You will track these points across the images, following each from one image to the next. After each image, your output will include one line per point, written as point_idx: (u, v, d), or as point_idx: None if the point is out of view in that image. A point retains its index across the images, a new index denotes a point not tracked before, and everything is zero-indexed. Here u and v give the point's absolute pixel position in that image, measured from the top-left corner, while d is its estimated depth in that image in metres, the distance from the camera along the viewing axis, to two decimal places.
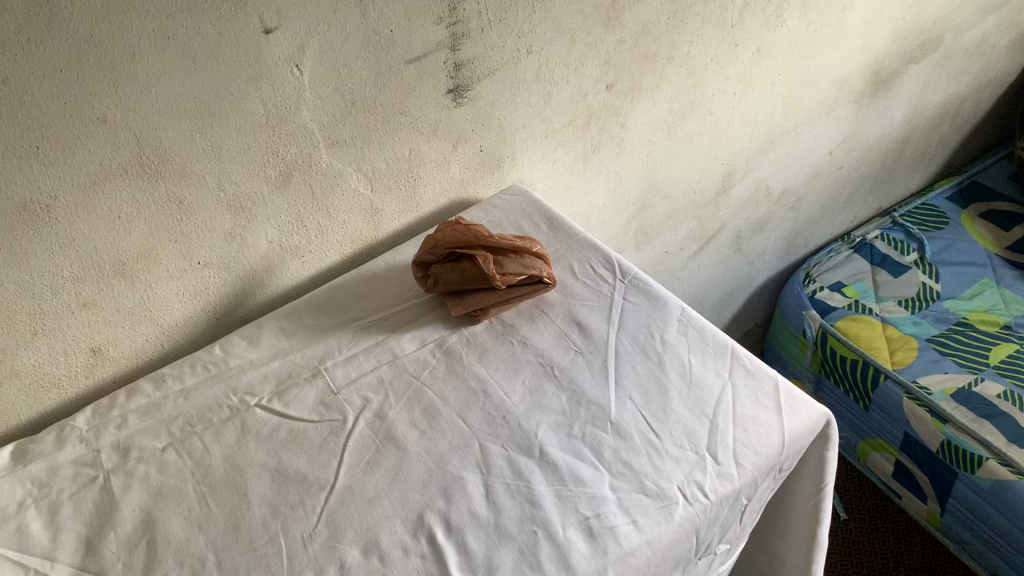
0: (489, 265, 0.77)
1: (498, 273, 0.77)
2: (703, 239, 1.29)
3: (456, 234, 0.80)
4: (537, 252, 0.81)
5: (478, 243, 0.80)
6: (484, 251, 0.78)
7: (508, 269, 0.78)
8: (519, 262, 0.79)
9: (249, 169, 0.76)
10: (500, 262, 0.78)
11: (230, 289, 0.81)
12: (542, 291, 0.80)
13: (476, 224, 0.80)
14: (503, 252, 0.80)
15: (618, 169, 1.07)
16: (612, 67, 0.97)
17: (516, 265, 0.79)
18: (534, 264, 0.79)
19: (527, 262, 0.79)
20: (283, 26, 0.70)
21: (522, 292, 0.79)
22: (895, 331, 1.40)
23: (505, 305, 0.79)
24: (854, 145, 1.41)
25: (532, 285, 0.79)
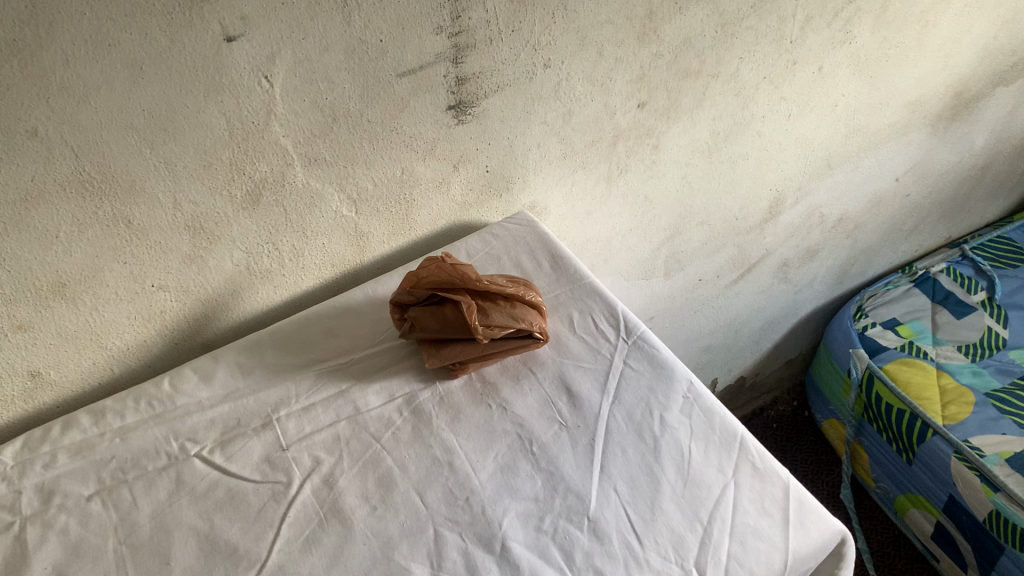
0: (472, 314, 0.68)
1: (481, 323, 0.68)
2: (744, 267, 1.17)
3: (441, 274, 0.71)
4: (531, 300, 0.71)
5: (464, 286, 0.70)
6: (467, 297, 0.68)
7: (494, 319, 0.69)
8: (507, 311, 0.69)
9: (210, 189, 0.67)
10: (486, 311, 0.69)
11: (190, 314, 0.74)
12: (533, 345, 0.70)
13: (464, 264, 0.71)
14: (492, 298, 0.70)
15: (647, 194, 0.96)
16: (646, 84, 0.85)
17: (504, 315, 0.69)
18: (526, 314, 0.70)
19: (517, 312, 0.69)
20: (248, 33, 0.61)
21: (509, 345, 0.69)
22: (950, 381, 1.27)
23: (489, 359, 0.70)
24: (924, 172, 1.27)
25: (521, 338, 0.69)
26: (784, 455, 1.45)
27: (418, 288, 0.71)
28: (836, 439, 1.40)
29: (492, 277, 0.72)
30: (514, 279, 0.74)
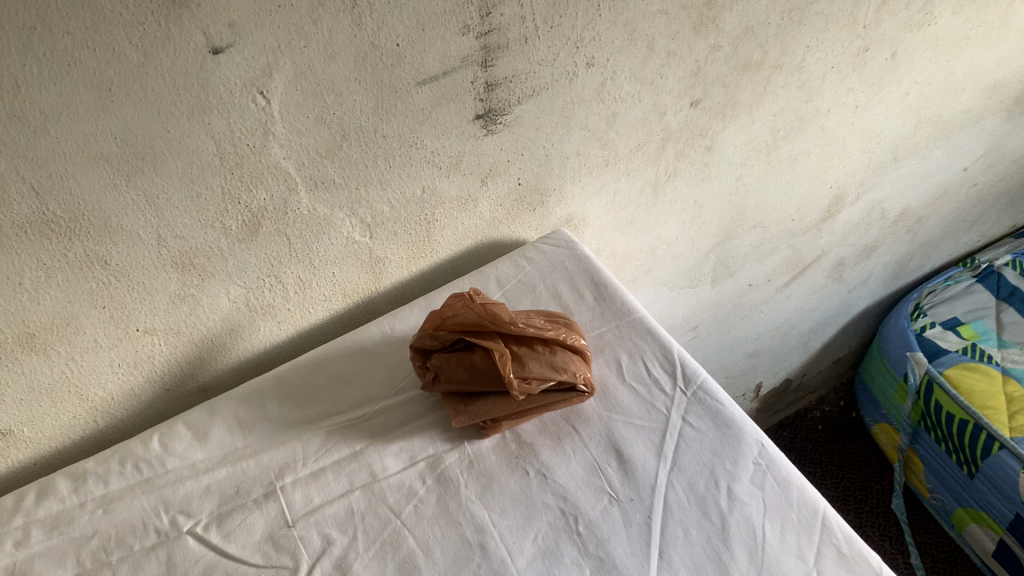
0: (506, 365, 0.58)
1: (517, 375, 0.58)
2: (797, 269, 1.07)
3: (469, 315, 0.61)
4: (573, 344, 0.61)
5: (496, 330, 0.61)
6: (500, 345, 0.59)
7: (532, 370, 0.59)
8: (546, 360, 0.60)
9: (199, 221, 0.58)
10: (522, 360, 0.59)
11: (182, 358, 0.65)
12: (577, 398, 0.60)
13: (496, 303, 0.61)
14: (529, 343, 0.61)
15: (698, 198, 0.86)
16: (700, 79, 0.74)
17: (543, 364, 0.59)
18: (568, 362, 0.60)
19: (558, 360, 0.60)
20: (238, 43, 0.51)
21: (549, 399, 0.60)
22: (1016, 387, 1.16)
23: (526, 415, 0.60)
24: (995, 160, 1.16)
25: (564, 391, 0.60)
26: (830, 461, 1.36)
27: (443, 331, 0.62)
28: (888, 445, 1.30)
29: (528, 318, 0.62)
30: (553, 316, 0.64)
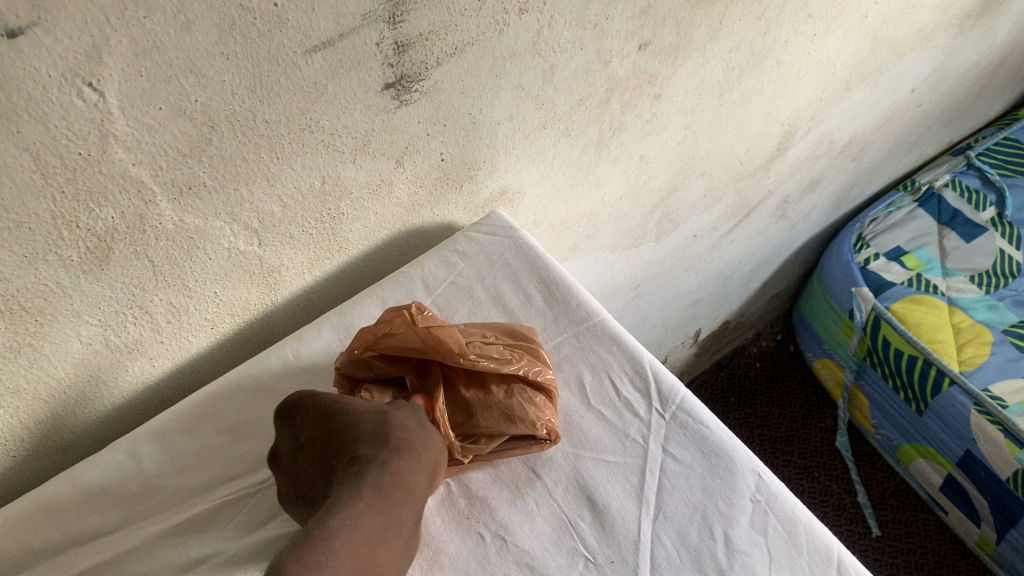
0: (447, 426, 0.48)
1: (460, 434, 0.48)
2: (742, 214, 0.98)
3: (408, 340, 0.50)
4: (533, 380, 0.50)
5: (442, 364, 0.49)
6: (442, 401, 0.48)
7: (480, 426, 0.49)
8: (500, 408, 0.49)
9: (24, 256, 0.43)
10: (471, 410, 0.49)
11: (29, 419, 0.51)
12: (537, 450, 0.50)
13: (441, 329, 0.49)
14: (481, 381, 0.49)
15: (644, 152, 0.74)
16: (651, 17, 0.61)
17: (496, 415, 0.49)
18: (527, 409, 0.49)
19: (512, 410, 0.49)
20: (45, 19, 0.35)
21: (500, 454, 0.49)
22: (963, 318, 1.12)
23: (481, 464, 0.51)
24: (941, 78, 1.07)
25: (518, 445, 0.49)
26: (770, 401, 1.30)
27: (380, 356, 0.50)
28: (831, 380, 1.26)
29: (483, 347, 0.50)
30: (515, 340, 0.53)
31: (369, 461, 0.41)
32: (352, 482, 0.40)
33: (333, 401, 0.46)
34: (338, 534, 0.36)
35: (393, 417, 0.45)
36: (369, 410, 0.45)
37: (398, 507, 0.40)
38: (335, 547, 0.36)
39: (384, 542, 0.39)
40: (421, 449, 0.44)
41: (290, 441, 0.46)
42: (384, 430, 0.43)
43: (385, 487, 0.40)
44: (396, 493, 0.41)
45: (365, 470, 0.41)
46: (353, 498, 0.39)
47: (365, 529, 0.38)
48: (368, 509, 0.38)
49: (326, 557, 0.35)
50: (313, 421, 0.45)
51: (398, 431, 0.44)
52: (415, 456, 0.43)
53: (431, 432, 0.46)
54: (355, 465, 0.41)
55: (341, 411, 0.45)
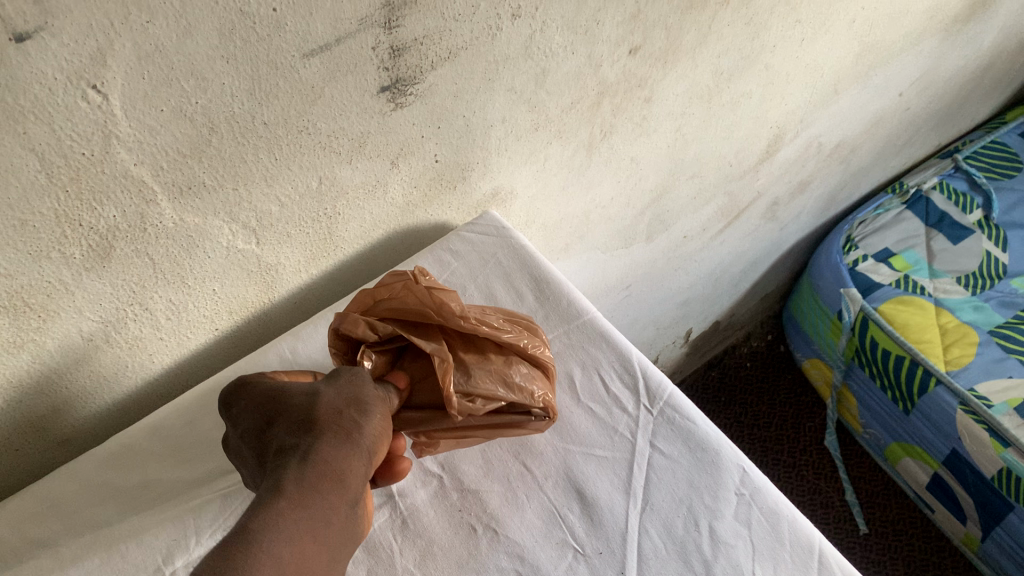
0: (447, 375, 0.46)
1: (459, 389, 0.47)
2: (731, 215, 0.99)
3: (410, 302, 0.50)
4: (529, 352, 0.50)
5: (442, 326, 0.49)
6: (444, 350, 0.47)
7: (478, 385, 0.47)
8: (496, 373, 0.48)
9: (28, 253, 0.44)
10: (466, 370, 0.48)
11: (31, 415, 0.52)
12: (534, 425, 0.49)
13: (444, 293, 0.50)
14: (480, 349, 0.49)
15: (634, 154, 0.75)
16: (641, 22, 0.62)
17: (494, 380, 0.48)
18: (527, 380, 0.49)
19: (512, 376, 0.48)
20: (51, 24, 0.36)
21: (496, 424, 0.49)
22: (950, 319, 1.14)
23: (465, 436, 0.49)
24: (929, 81, 1.09)
25: (516, 416, 0.49)
26: (760, 401, 1.32)
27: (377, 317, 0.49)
28: (820, 380, 1.27)
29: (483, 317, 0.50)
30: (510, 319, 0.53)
31: (293, 454, 0.39)
32: (274, 483, 0.38)
33: (273, 387, 0.44)
34: (259, 550, 0.34)
35: (322, 398, 0.41)
36: (301, 393, 0.42)
37: (329, 503, 0.38)
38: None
39: (311, 565, 0.36)
40: (355, 429, 0.40)
41: (236, 434, 0.44)
42: (312, 417, 0.40)
43: (310, 483, 0.38)
44: (322, 485, 0.38)
45: (286, 475, 0.38)
46: (273, 514, 0.36)
47: (287, 554, 0.35)
48: (289, 506, 0.36)
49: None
50: (253, 411, 0.43)
51: (327, 415, 0.40)
52: (347, 438, 0.40)
53: (372, 406, 0.42)
54: (278, 466, 0.38)
55: (277, 398, 0.43)
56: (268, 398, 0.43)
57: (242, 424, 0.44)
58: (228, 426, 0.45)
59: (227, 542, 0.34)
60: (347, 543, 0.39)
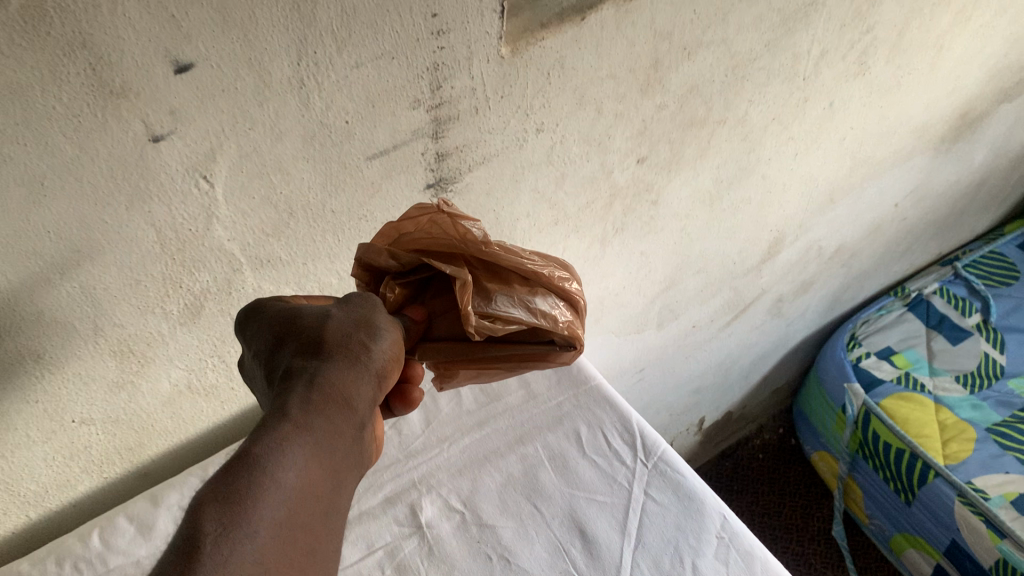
0: (465, 294, 0.46)
1: (478, 311, 0.47)
2: (738, 308, 1.09)
3: (433, 229, 0.49)
4: (554, 281, 0.50)
5: (465, 254, 0.49)
6: (462, 270, 0.47)
7: (499, 309, 0.47)
8: (519, 298, 0.48)
9: (138, 308, 0.55)
10: (487, 293, 0.48)
11: (119, 445, 0.62)
12: (561, 356, 0.49)
13: (470, 221, 0.49)
14: (503, 279, 0.49)
15: (644, 248, 0.86)
16: (647, 137, 0.73)
17: (516, 304, 0.48)
18: (550, 308, 0.48)
19: (534, 303, 0.48)
20: (180, 129, 0.48)
21: (520, 354, 0.49)
22: (949, 415, 1.20)
23: (488, 363, 0.50)
24: (923, 194, 1.19)
25: (540, 347, 0.49)
26: (771, 490, 1.38)
27: (401, 248, 0.50)
28: (827, 472, 1.33)
29: (510, 247, 0.50)
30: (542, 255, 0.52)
31: (300, 375, 0.40)
32: (281, 404, 0.38)
33: (285, 309, 0.45)
34: (262, 473, 0.34)
35: (333, 320, 0.43)
36: (314, 314, 0.44)
37: (334, 426, 0.39)
38: (254, 514, 0.33)
39: (318, 492, 0.36)
40: (363, 353, 0.42)
41: (250, 350, 0.46)
42: (321, 339, 0.42)
43: (315, 404, 0.39)
44: (328, 407, 0.39)
45: (293, 398, 0.39)
46: (276, 438, 0.36)
47: (291, 480, 0.35)
48: (293, 429, 0.37)
49: (244, 537, 0.32)
50: (267, 329, 0.45)
51: (335, 337, 0.42)
52: (354, 361, 0.41)
53: (382, 330, 0.43)
54: (283, 387, 0.39)
55: (291, 318, 0.44)
56: (279, 317, 0.45)
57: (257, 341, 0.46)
58: (243, 345, 0.48)
59: (229, 465, 0.34)
60: (355, 468, 0.40)
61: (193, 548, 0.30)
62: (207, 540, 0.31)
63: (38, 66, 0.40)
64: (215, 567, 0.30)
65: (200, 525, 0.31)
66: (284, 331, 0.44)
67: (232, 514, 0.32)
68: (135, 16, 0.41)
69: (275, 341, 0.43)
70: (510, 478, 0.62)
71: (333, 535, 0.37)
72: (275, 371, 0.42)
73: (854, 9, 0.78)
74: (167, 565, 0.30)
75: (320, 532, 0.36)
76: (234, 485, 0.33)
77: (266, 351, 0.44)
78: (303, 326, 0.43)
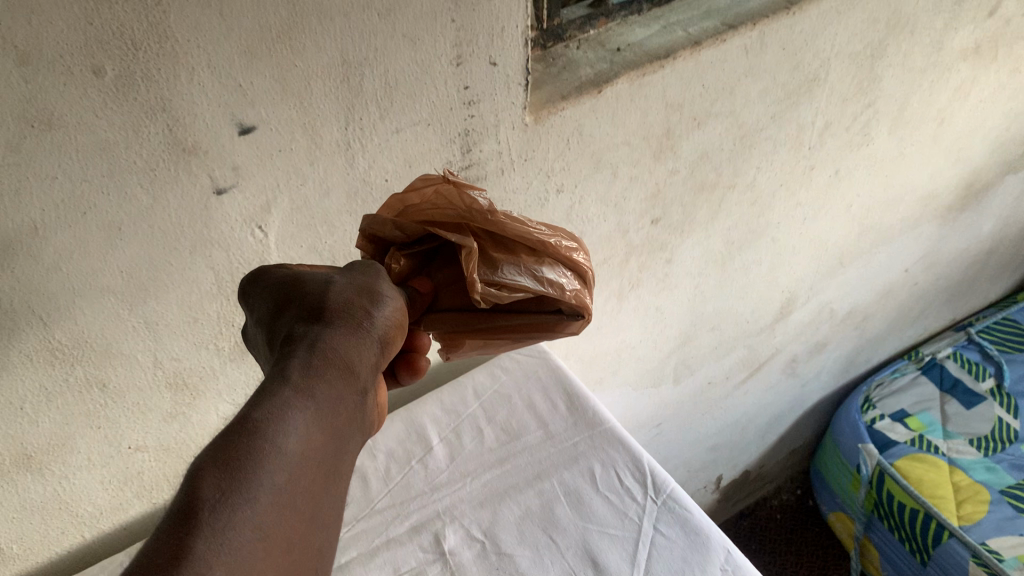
0: (470, 262, 0.47)
1: (485, 279, 0.48)
2: (753, 367, 1.13)
3: (439, 201, 0.49)
4: (560, 253, 0.50)
5: (471, 224, 0.49)
6: (468, 240, 0.47)
7: (505, 277, 0.48)
8: (525, 267, 0.48)
9: (195, 344, 0.61)
10: (494, 262, 0.48)
11: (167, 472, 0.68)
12: (568, 326, 0.50)
13: (475, 190, 0.49)
14: (510, 248, 0.49)
15: (659, 304, 0.91)
16: (660, 200, 0.79)
17: (522, 272, 0.48)
18: (556, 278, 0.49)
19: (540, 272, 0.48)
20: (240, 184, 0.54)
21: (525, 322, 0.50)
22: (963, 477, 1.22)
23: (492, 332, 0.51)
24: (933, 260, 1.24)
25: (545, 316, 0.49)
26: (789, 549, 1.40)
27: (407, 218, 0.50)
28: (843, 533, 1.35)
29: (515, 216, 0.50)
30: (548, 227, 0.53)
31: (301, 339, 0.39)
32: (280, 368, 0.37)
33: (287, 276, 0.45)
34: (261, 439, 0.32)
35: (335, 288, 0.42)
36: (317, 281, 0.43)
37: (337, 393, 0.38)
38: (255, 481, 0.31)
39: (320, 459, 0.35)
40: (367, 320, 0.41)
41: (252, 320, 0.46)
42: (324, 306, 0.41)
43: (316, 370, 0.37)
44: (330, 372, 0.38)
45: (293, 362, 0.37)
46: (276, 404, 0.34)
47: (293, 446, 0.33)
48: (294, 396, 0.35)
49: (243, 505, 0.30)
50: (269, 296, 0.44)
51: (337, 303, 0.41)
52: (357, 327, 0.41)
53: (385, 297, 0.43)
54: (284, 351, 0.38)
55: (293, 284, 0.44)
56: (281, 283, 0.44)
57: (259, 309, 0.45)
58: (245, 314, 0.47)
59: (230, 430, 0.33)
60: (355, 436, 0.39)
61: (192, 514, 0.29)
62: (206, 506, 0.29)
63: (124, 127, 0.47)
64: (214, 536, 0.29)
65: (197, 491, 0.30)
66: (285, 297, 0.43)
67: (232, 481, 0.30)
68: (208, 85, 0.48)
69: (277, 307, 0.43)
70: (528, 511, 0.66)
71: (333, 502, 0.36)
72: (277, 336, 0.41)
73: (855, 84, 0.84)
74: (163, 533, 0.29)
75: (322, 501, 0.35)
76: (234, 451, 0.32)
77: (267, 317, 0.43)
78: (306, 292, 0.42)
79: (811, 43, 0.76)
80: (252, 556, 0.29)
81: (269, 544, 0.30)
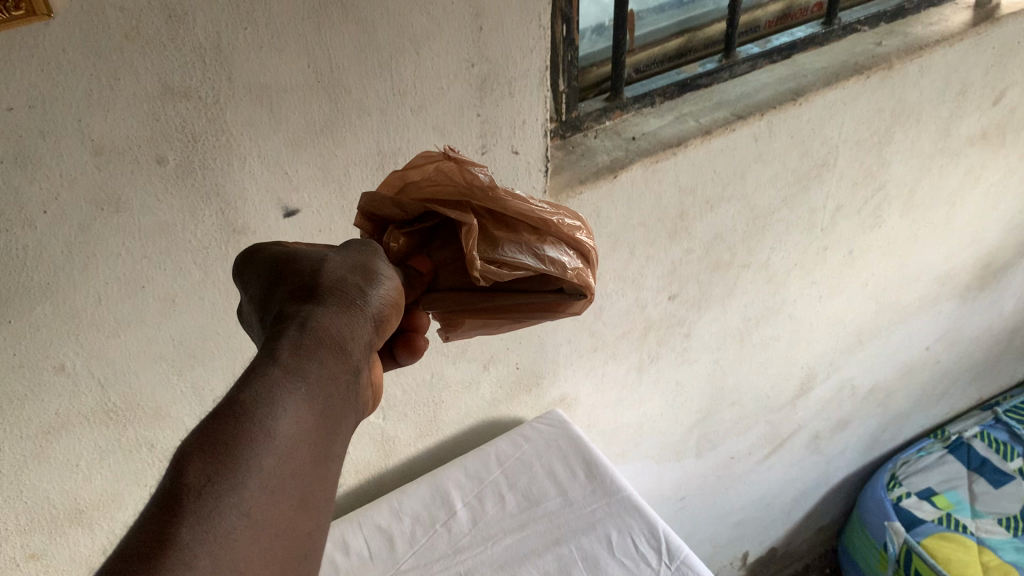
0: (470, 241, 0.45)
1: (484, 256, 0.45)
2: (775, 442, 1.15)
3: (440, 176, 0.47)
4: (565, 229, 0.47)
5: (471, 201, 0.46)
6: (468, 217, 0.45)
7: (505, 253, 0.45)
8: (527, 244, 0.46)
9: None
10: (494, 239, 0.46)
11: None
12: (569, 305, 0.47)
13: (477, 167, 0.46)
14: (513, 226, 0.46)
15: (679, 378, 0.94)
16: (676, 277, 0.83)
17: (523, 251, 0.46)
18: (559, 255, 0.46)
19: (543, 249, 0.46)
20: None
21: (526, 302, 0.47)
22: (992, 557, 1.21)
23: (493, 313, 0.49)
24: (955, 338, 1.25)
25: (548, 295, 0.47)
26: None
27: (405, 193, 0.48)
28: None
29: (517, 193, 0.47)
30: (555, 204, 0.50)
31: (294, 318, 0.39)
32: (272, 346, 0.38)
33: (280, 254, 0.45)
34: (247, 423, 0.33)
35: (329, 266, 0.43)
36: (311, 259, 0.43)
37: (328, 369, 0.38)
38: (241, 467, 0.32)
39: (312, 441, 0.36)
40: (360, 299, 0.42)
41: (246, 298, 0.46)
42: (316, 285, 0.41)
43: (308, 348, 0.38)
44: (321, 350, 0.38)
45: (284, 341, 0.38)
46: (266, 385, 0.35)
47: (283, 430, 0.34)
48: (284, 376, 0.36)
49: (228, 491, 0.31)
50: (261, 275, 0.44)
51: (331, 280, 0.41)
52: (350, 306, 0.41)
53: (380, 278, 0.44)
54: (277, 330, 0.39)
55: (286, 262, 0.44)
56: (274, 260, 0.45)
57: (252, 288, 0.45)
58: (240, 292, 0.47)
59: (218, 414, 0.33)
60: (351, 413, 0.40)
61: (177, 502, 0.30)
62: (191, 493, 0.30)
63: (182, 209, 0.52)
64: (199, 522, 0.30)
65: (183, 477, 0.31)
66: (279, 275, 0.43)
67: (217, 467, 0.31)
68: (258, 172, 0.54)
69: (271, 285, 0.43)
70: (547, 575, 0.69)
71: (328, 483, 0.36)
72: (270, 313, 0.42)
73: (863, 170, 0.89)
74: (149, 517, 0.30)
75: (316, 482, 0.35)
76: (222, 435, 0.32)
77: (261, 296, 0.43)
78: (299, 271, 0.42)
79: (817, 132, 0.80)
80: (237, 543, 0.30)
81: (257, 529, 0.31)
